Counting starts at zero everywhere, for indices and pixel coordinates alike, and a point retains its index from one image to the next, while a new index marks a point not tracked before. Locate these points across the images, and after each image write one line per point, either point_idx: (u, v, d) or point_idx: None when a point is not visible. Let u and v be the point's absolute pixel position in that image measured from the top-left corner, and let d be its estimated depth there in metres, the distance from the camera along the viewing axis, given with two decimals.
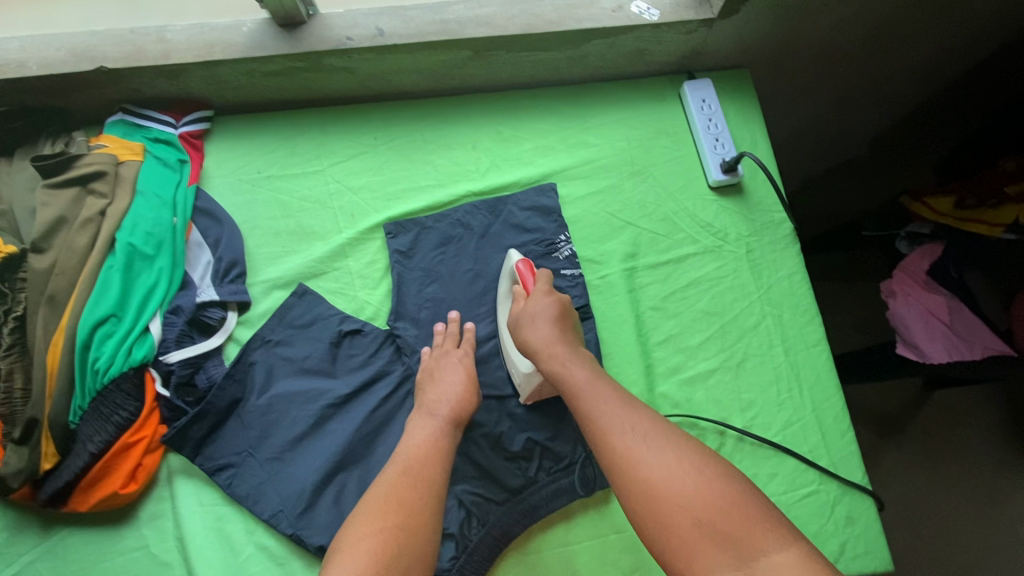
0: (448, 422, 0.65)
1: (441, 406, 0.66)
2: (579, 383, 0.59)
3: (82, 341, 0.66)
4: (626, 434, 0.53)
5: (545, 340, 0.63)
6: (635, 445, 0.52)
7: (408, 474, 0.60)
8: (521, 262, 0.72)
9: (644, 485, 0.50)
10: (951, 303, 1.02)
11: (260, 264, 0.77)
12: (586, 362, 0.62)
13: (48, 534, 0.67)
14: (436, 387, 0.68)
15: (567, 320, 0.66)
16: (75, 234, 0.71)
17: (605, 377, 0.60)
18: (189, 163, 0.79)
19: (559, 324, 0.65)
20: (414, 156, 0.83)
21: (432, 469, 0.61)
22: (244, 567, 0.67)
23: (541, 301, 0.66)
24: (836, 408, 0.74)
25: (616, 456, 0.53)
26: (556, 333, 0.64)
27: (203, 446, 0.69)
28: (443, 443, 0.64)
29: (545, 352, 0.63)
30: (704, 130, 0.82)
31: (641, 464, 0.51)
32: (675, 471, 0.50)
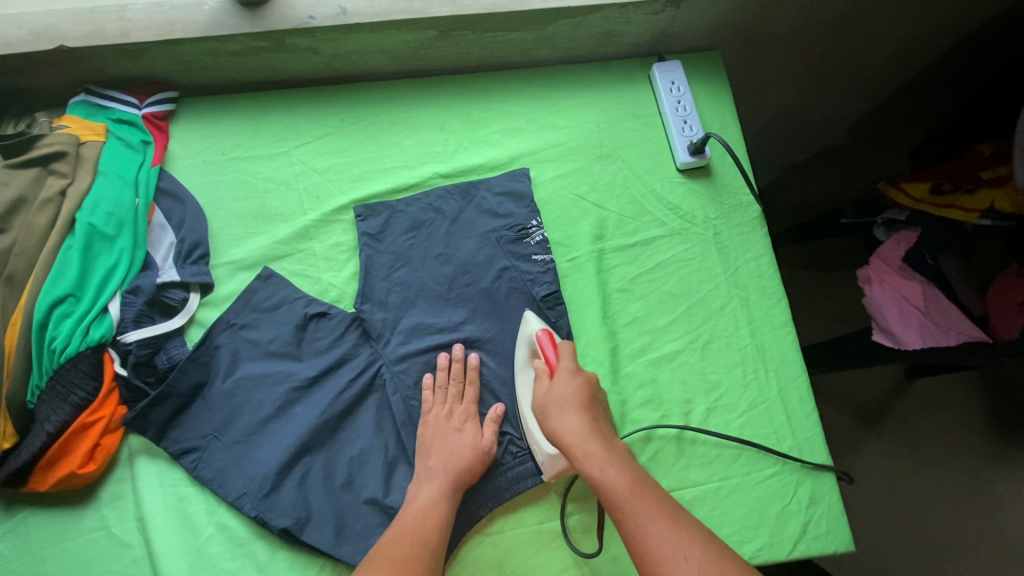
0: (447, 486, 0.65)
1: (442, 467, 0.67)
2: (613, 481, 0.58)
3: (39, 320, 0.65)
4: (643, 520, 0.54)
5: (575, 432, 0.62)
6: (643, 518, 0.54)
7: (410, 531, 0.61)
8: (542, 331, 0.71)
9: (653, 558, 0.52)
10: (926, 289, 1.02)
11: (224, 246, 0.77)
12: (624, 464, 0.60)
13: (8, 515, 0.67)
14: (440, 447, 0.68)
15: (594, 404, 0.65)
16: (35, 214, 0.71)
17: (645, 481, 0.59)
18: (153, 145, 0.79)
19: (587, 411, 0.64)
20: (381, 138, 0.82)
21: (428, 531, 0.62)
22: (203, 548, 0.67)
23: (567, 386, 0.65)
24: (801, 389, 0.74)
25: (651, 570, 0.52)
26: (586, 421, 0.63)
27: (167, 429, 0.69)
28: (442, 509, 0.64)
29: (572, 441, 0.61)
30: (672, 112, 0.82)
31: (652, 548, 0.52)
32: None
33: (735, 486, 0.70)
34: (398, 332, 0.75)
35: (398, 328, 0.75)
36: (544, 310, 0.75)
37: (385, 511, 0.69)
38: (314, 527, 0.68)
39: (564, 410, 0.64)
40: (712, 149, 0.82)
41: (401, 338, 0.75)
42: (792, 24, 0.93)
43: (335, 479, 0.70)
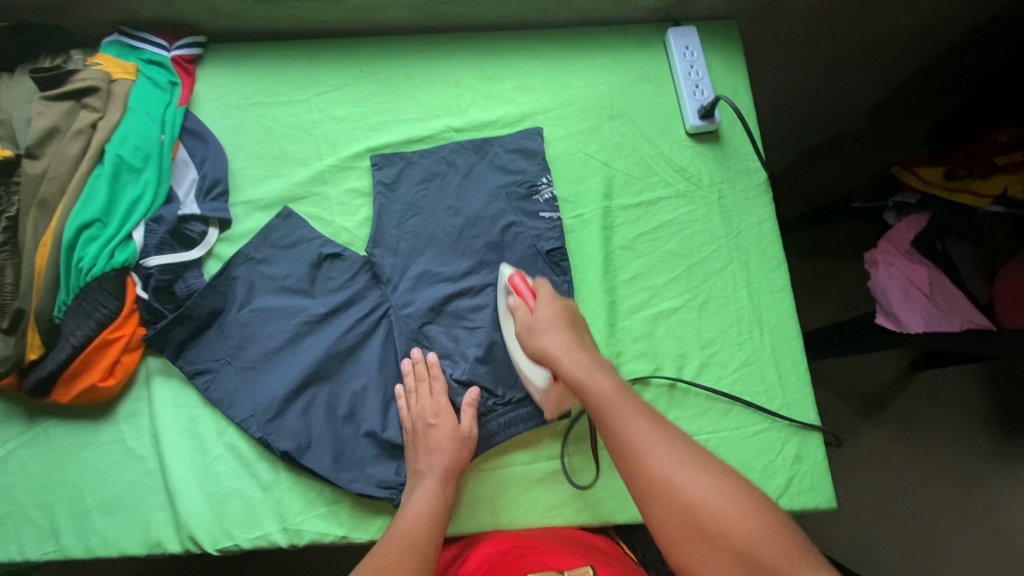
0: (439, 482, 0.67)
1: (431, 468, 0.67)
2: (603, 393, 0.60)
3: (67, 241, 0.69)
4: (654, 452, 0.55)
5: (561, 346, 0.64)
6: (632, 419, 0.57)
7: (396, 542, 0.61)
8: (515, 275, 0.73)
9: (654, 476, 0.53)
10: (933, 274, 1.02)
11: (243, 185, 0.80)
12: (610, 375, 0.62)
13: (32, 425, 0.72)
14: (425, 450, 0.69)
15: (578, 325, 0.68)
16: (67, 143, 0.74)
17: (628, 390, 0.61)
18: (179, 86, 0.82)
19: (572, 329, 0.67)
20: (398, 90, 0.85)
21: (418, 535, 0.62)
22: (213, 465, 0.71)
23: (551, 310, 0.67)
24: (795, 351, 0.76)
25: (650, 478, 0.53)
26: (568, 339, 0.66)
27: (184, 349, 0.73)
28: (435, 512, 0.65)
29: (562, 354, 0.64)
30: (684, 76, 0.83)
31: (669, 484, 0.52)
32: (705, 493, 0.51)
33: (721, 440, 0.72)
34: (406, 277, 0.77)
35: (406, 273, 0.77)
36: (546, 264, 0.77)
37: (383, 444, 0.72)
38: (314, 453, 0.71)
39: (564, 345, 0.65)
40: (722, 114, 0.83)
41: (408, 284, 0.77)
42: None
43: (338, 410, 0.73)
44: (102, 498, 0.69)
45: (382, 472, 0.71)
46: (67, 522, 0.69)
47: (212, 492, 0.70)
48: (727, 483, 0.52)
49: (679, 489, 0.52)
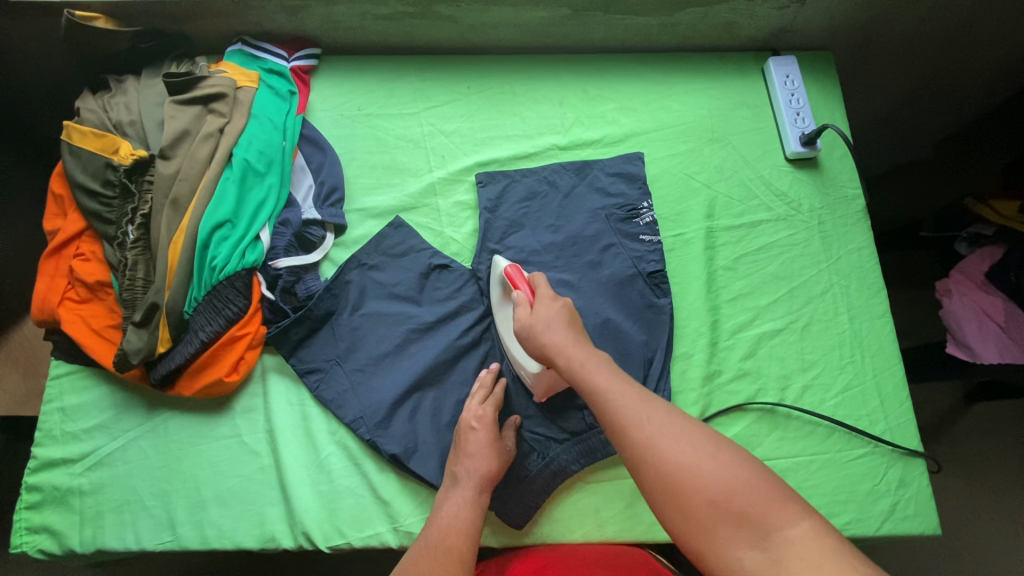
0: (474, 491, 0.66)
1: (467, 475, 0.67)
2: (596, 377, 0.57)
3: (202, 240, 0.72)
4: (650, 431, 0.52)
5: (559, 342, 0.61)
6: (621, 397, 0.54)
7: (435, 546, 0.61)
8: (509, 267, 0.71)
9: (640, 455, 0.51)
10: (1009, 306, 1.02)
11: (356, 193, 0.83)
12: (603, 360, 0.59)
13: (151, 416, 0.74)
14: (465, 453, 0.68)
15: (578, 322, 0.64)
16: (197, 146, 0.77)
17: (621, 372, 0.58)
18: (297, 95, 0.85)
19: (574, 328, 0.63)
20: (504, 107, 0.88)
21: (455, 540, 0.62)
22: (324, 463, 0.72)
23: (550, 308, 0.63)
24: (896, 377, 0.76)
25: (638, 451, 0.51)
26: (572, 336, 0.62)
27: (298, 348, 0.75)
28: (471, 515, 0.65)
29: (557, 353, 0.60)
30: (785, 104, 0.85)
31: (672, 466, 0.50)
32: (696, 463, 0.49)
33: (825, 462, 0.72)
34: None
35: None
36: (647, 284, 0.78)
37: None
38: (420, 458, 0.72)
39: (563, 332, 0.61)
40: (822, 141, 0.85)
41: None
42: (904, 30, 0.95)
43: (442, 416, 0.75)
44: (218, 491, 0.71)
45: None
46: (183, 514, 0.70)
47: (324, 490, 0.72)
48: (725, 453, 0.50)
49: (666, 457, 0.50)
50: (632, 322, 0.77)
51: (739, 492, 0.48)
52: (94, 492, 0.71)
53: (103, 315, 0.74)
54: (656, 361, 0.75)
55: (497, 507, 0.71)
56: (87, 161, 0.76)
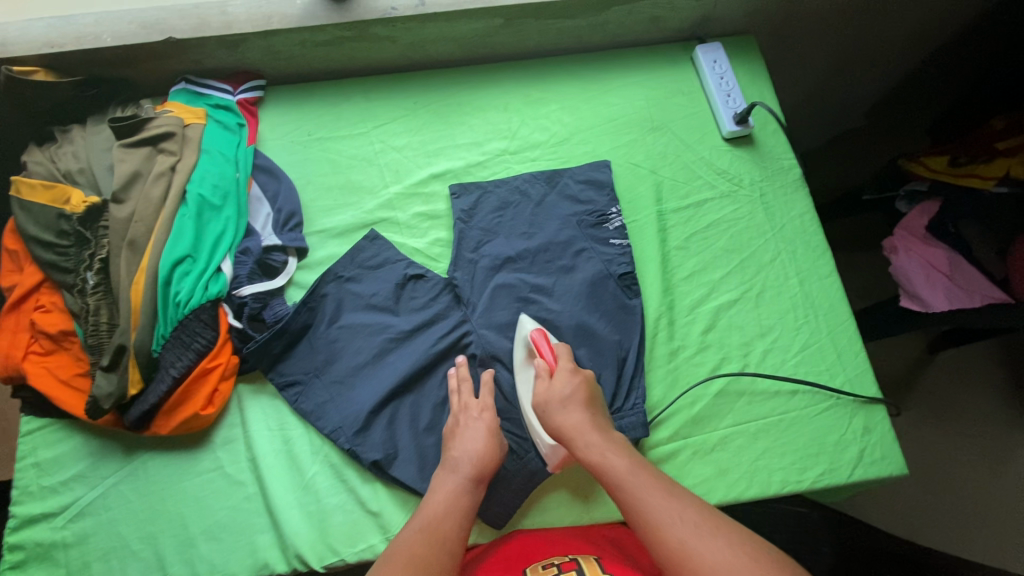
0: (468, 480, 0.66)
1: (464, 464, 0.67)
2: (615, 467, 0.61)
3: (163, 276, 0.72)
4: (674, 525, 0.54)
5: (577, 424, 0.65)
6: (646, 492, 0.58)
7: (429, 532, 0.60)
8: (536, 330, 0.75)
9: (671, 553, 0.52)
10: (950, 255, 1.09)
11: (315, 215, 0.84)
12: (625, 453, 0.63)
13: (130, 459, 0.73)
14: (462, 440, 0.69)
15: (594, 401, 0.68)
16: (150, 187, 0.78)
17: (644, 467, 0.61)
18: (246, 127, 0.87)
19: (591, 407, 0.67)
20: (451, 117, 0.90)
21: (449, 527, 0.61)
22: (310, 484, 0.73)
23: (567, 383, 0.68)
24: (849, 331, 0.81)
25: (668, 549, 0.53)
26: (588, 417, 0.66)
27: (279, 360, 0.76)
28: (463, 503, 0.64)
29: (574, 435, 0.64)
30: (716, 87, 0.90)
31: (697, 560, 0.51)
32: (724, 566, 0.50)
33: (794, 419, 0.76)
34: (482, 297, 0.81)
35: (483, 296, 0.81)
36: (620, 287, 0.80)
37: None
38: (401, 464, 0.73)
39: (584, 423, 0.65)
40: (754, 119, 0.90)
41: (487, 304, 0.80)
42: (819, 10, 1.01)
43: (420, 422, 0.76)
44: (205, 525, 0.71)
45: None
46: (172, 553, 0.70)
47: (313, 511, 0.72)
48: (765, 558, 0.50)
49: (697, 557, 0.51)
50: (604, 322, 0.79)
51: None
52: (79, 543, 0.70)
53: (70, 364, 0.74)
54: (629, 362, 0.76)
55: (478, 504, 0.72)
56: (37, 214, 0.76)
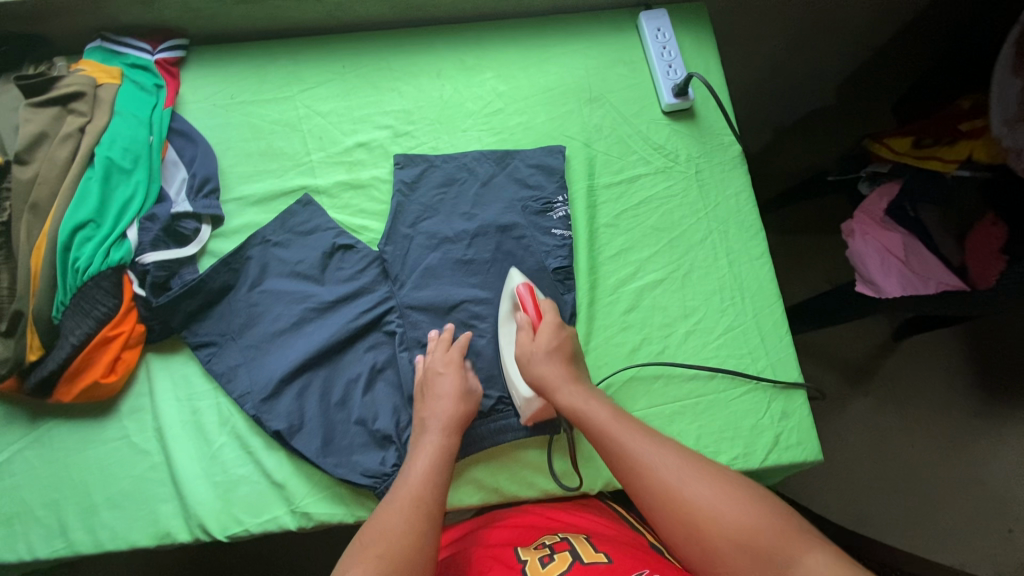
0: (440, 436, 0.66)
1: (433, 421, 0.67)
2: (597, 416, 0.61)
3: (62, 242, 0.70)
4: (654, 466, 0.54)
5: (553, 374, 0.66)
6: (628, 436, 0.58)
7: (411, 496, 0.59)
8: (521, 285, 0.72)
9: (646, 479, 0.54)
10: (906, 239, 1.05)
11: (233, 182, 0.82)
12: (603, 400, 0.64)
13: (35, 426, 0.73)
14: (433, 396, 0.69)
15: (576, 358, 0.69)
16: (56, 148, 0.75)
17: (624, 413, 0.62)
18: (165, 89, 0.83)
19: (568, 363, 0.67)
20: (380, 83, 0.87)
21: (422, 489, 0.60)
22: (217, 454, 0.72)
23: (553, 336, 0.68)
24: (775, 315, 0.79)
25: (654, 492, 0.53)
26: (566, 370, 0.66)
27: (191, 321, 0.75)
28: (438, 462, 0.64)
29: (556, 384, 0.65)
30: (657, 57, 0.86)
31: (679, 497, 0.51)
32: (708, 497, 0.50)
33: (710, 402, 0.74)
34: (410, 274, 0.79)
35: (414, 273, 0.79)
36: (556, 281, 0.78)
37: (373, 432, 0.73)
38: (304, 435, 0.72)
39: (562, 377, 0.66)
40: (695, 92, 0.86)
41: (415, 280, 0.78)
42: None
43: (331, 396, 0.74)
44: (109, 494, 0.70)
45: (368, 461, 0.71)
46: (75, 519, 0.70)
47: (219, 480, 0.71)
48: (742, 490, 0.51)
49: (683, 495, 0.51)
50: None
51: (735, 512, 0.49)
52: None
53: None
54: None
55: (376, 487, 0.70)
56: None
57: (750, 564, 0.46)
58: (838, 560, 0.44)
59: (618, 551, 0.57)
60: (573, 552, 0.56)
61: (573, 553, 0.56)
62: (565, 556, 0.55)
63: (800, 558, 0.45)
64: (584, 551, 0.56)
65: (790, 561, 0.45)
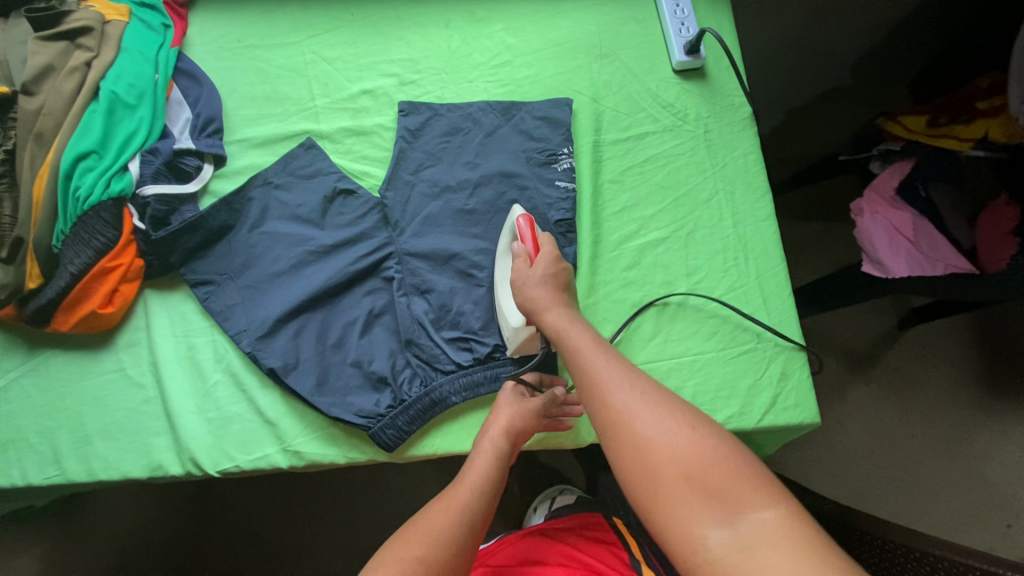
0: (490, 464, 0.65)
1: (488, 448, 0.66)
2: (576, 339, 0.58)
3: (64, 170, 0.70)
4: (618, 389, 0.52)
5: (542, 299, 0.64)
6: (599, 357, 0.55)
7: (455, 497, 0.61)
8: (522, 216, 0.70)
9: (609, 402, 0.51)
10: (917, 220, 1.02)
11: (237, 124, 0.82)
12: (586, 326, 0.61)
13: (33, 355, 0.73)
14: (492, 427, 0.68)
15: (570, 292, 0.67)
16: (62, 81, 0.75)
17: (603, 339, 0.59)
18: (173, 29, 0.83)
19: (558, 290, 0.65)
20: (388, 32, 0.86)
21: (471, 509, 0.60)
22: (211, 391, 0.72)
23: (548, 266, 0.66)
24: (778, 276, 0.78)
25: (609, 412, 0.50)
26: (556, 298, 0.64)
27: (191, 257, 0.75)
28: (484, 489, 0.63)
29: (545, 308, 0.63)
30: (669, 14, 0.85)
31: (633, 421, 0.49)
32: (663, 430, 0.47)
33: (708, 359, 0.74)
34: (411, 221, 0.78)
35: (415, 222, 0.78)
36: (557, 234, 0.77)
37: (368, 375, 0.73)
38: (299, 374, 0.72)
39: (549, 301, 0.64)
40: (708, 50, 0.85)
41: (415, 228, 0.78)
42: None
43: (327, 338, 0.74)
44: (103, 424, 0.71)
45: (362, 403, 0.71)
46: (69, 448, 0.70)
47: (212, 417, 0.71)
48: (706, 427, 0.48)
49: (637, 423, 0.48)
50: None
51: (690, 452, 0.46)
52: None
53: None
54: None
55: (370, 427, 0.70)
56: None
57: (693, 498, 0.44)
58: (789, 521, 0.42)
59: None
60: None
61: None
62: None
63: (748, 511, 0.42)
64: None
65: (740, 511, 0.43)
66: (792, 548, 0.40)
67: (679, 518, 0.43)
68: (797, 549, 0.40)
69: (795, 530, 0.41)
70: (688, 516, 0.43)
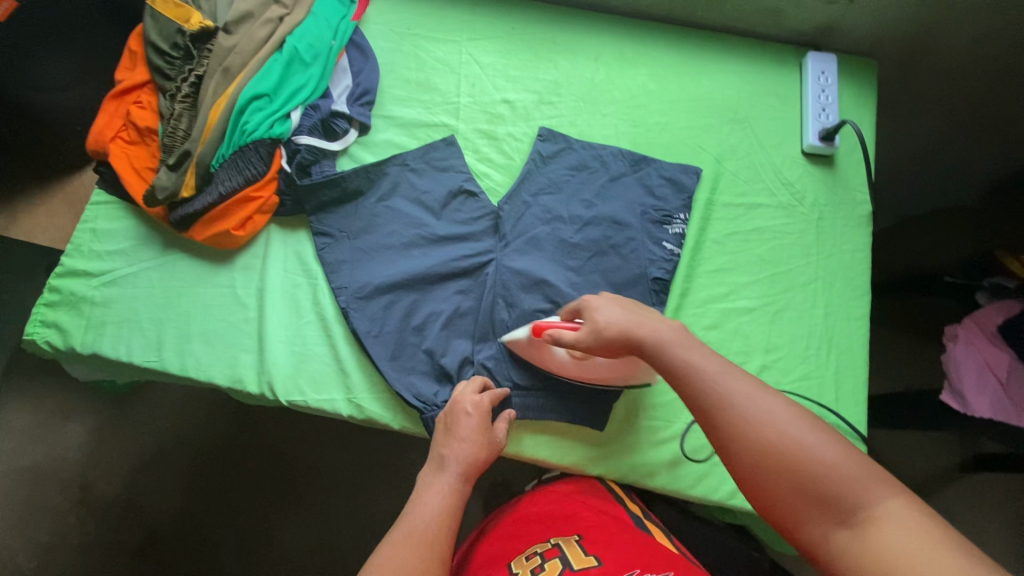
0: (459, 479, 0.65)
1: (455, 462, 0.66)
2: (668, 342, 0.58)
3: (240, 105, 0.80)
4: (723, 395, 0.52)
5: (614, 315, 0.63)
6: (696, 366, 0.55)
7: (413, 533, 0.59)
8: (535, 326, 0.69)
9: (715, 417, 0.51)
10: (1016, 363, 0.96)
11: (387, 101, 0.89)
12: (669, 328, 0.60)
13: (165, 253, 0.82)
14: (453, 438, 0.67)
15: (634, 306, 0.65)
16: (256, 28, 0.85)
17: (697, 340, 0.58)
18: (356, 5, 0.92)
19: (625, 303, 0.65)
20: (542, 52, 0.92)
21: (435, 530, 0.60)
22: (302, 329, 0.79)
23: (598, 302, 0.64)
24: (857, 379, 0.77)
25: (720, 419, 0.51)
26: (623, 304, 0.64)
27: (321, 211, 0.82)
28: (455, 501, 0.64)
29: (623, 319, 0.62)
30: (813, 98, 0.87)
31: (744, 430, 0.49)
32: (772, 432, 0.47)
33: None
34: (518, 235, 0.83)
35: (519, 241, 0.83)
36: (653, 289, 0.79)
37: (437, 366, 0.77)
38: (379, 342, 0.77)
39: (619, 308, 0.64)
40: (842, 141, 0.86)
41: (519, 245, 0.82)
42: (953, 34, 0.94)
43: (412, 319, 0.79)
44: (204, 329, 0.79)
45: (424, 387, 0.76)
46: (171, 340, 0.78)
47: (296, 350, 0.78)
48: (812, 425, 0.48)
49: (747, 427, 0.49)
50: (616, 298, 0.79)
51: (805, 455, 0.46)
52: (103, 305, 0.80)
53: (146, 157, 0.83)
54: None
55: (424, 412, 0.74)
56: (162, 27, 0.84)
57: (809, 505, 0.45)
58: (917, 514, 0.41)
59: (604, 549, 0.61)
60: (565, 560, 0.58)
61: (563, 561, 0.58)
62: (555, 566, 0.57)
63: (875, 504, 0.42)
64: (574, 556, 0.59)
65: (860, 509, 0.43)
66: (924, 537, 0.39)
67: (802, 525, 0.45)
68: (931, 544, 0.39)
69: (923, 520, 0.41)
70: (810, 521, 0.44)
